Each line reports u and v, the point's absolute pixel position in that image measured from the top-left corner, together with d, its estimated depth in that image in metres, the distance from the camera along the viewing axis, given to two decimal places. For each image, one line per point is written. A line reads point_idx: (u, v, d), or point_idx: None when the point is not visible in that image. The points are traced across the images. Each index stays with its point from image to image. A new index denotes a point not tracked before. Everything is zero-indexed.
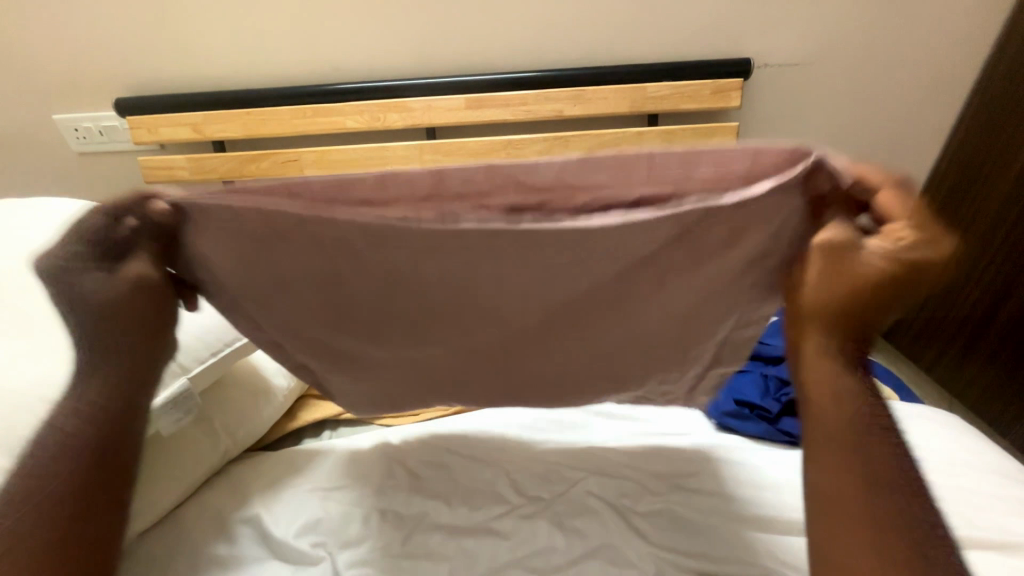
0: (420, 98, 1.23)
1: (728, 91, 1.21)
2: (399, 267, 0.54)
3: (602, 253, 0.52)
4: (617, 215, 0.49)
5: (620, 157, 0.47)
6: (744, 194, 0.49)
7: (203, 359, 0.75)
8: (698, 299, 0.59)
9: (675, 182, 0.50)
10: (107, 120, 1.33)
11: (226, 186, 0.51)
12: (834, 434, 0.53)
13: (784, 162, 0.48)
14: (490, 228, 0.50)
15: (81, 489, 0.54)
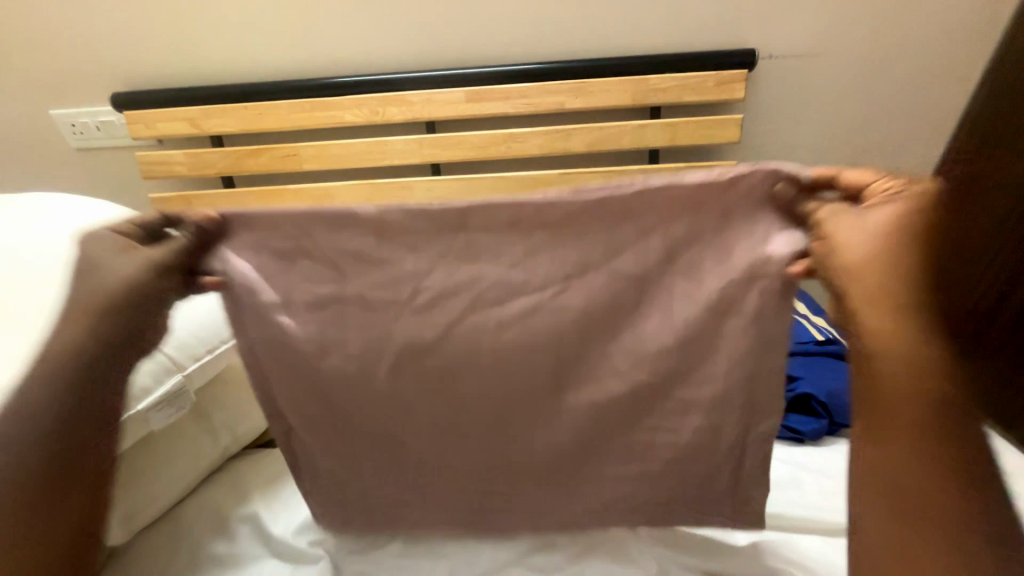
0: (419, 91, 1.21)
1: (731, 83, 1.19)
2: (417, 300, 0.60)
3: (594, 277, 0.59)
4: (610, 241, 0.58)
5: (613, 196, 0.55)
6: (714, 226, 0.56)
7: (198, 355, 0.74)
8: (694, 330, 0.60)
9: (657, 218, 0.56)
10: (105, 115, 1.32)
11: (281, 219, 0.59)
12: (904, 436, 0.48)
13: (761, 185, 0.54)
14: (499, 253, 0.58)
15: (44, 466, 0.55)
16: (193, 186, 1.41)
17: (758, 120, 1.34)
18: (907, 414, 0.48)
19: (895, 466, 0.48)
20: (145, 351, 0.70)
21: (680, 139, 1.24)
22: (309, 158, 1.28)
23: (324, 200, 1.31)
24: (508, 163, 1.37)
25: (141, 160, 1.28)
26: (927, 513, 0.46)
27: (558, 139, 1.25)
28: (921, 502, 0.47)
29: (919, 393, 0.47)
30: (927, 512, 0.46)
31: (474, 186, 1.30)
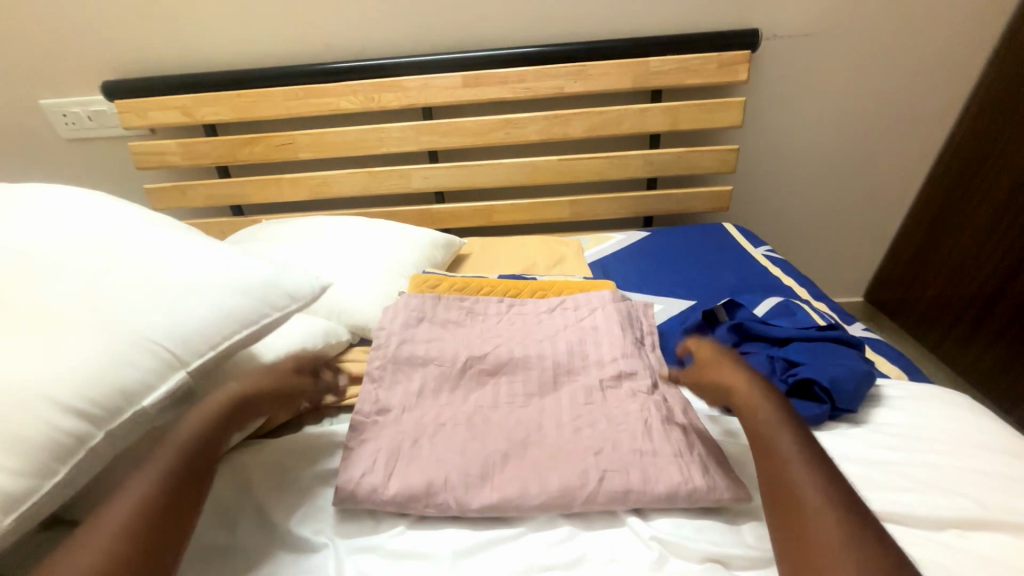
0: (415, 76, 1.19)
1: (734, 64, 1.16)
2: (464, 348, 0.79)
3: (544, 338, 0.81)
4: (559, 319, 0.85)
5: (567, 298, 0.88)
6: (622, 315, 0.85)
7: (202, 351, 0.56)
8: (613, 378, 0.74)
9: (589, 309, 0.85)
10: (95, 104, 1.29)
11: (408, 301, 0.84)
12: (783, 473, 0.50)
13: (636, 307, 0.88)
14: (496, 325, 0.84)
15: (166, 495, 0.47)
16: (187, 176, 1.40)
17: (760, 103, 1.32)
18: (779, 452, 0.51)
19: (782, 503, 0.48)
20: (143, 340, 0.53)
21: (681, 123, 1.21)
22: (304, 146, 1.26)
23: (320, 189, 1.30)
24: (506, 149, 1.35)
25: (134, 150, 1.26)
26: (820, 542, 0.43)
27: (558, 124, 1.23)
28: (816, 529, 0.44)
29: (790, 440, 0.52)
30: (820, 538, 0.44)
31: (472, 173, 1.28)
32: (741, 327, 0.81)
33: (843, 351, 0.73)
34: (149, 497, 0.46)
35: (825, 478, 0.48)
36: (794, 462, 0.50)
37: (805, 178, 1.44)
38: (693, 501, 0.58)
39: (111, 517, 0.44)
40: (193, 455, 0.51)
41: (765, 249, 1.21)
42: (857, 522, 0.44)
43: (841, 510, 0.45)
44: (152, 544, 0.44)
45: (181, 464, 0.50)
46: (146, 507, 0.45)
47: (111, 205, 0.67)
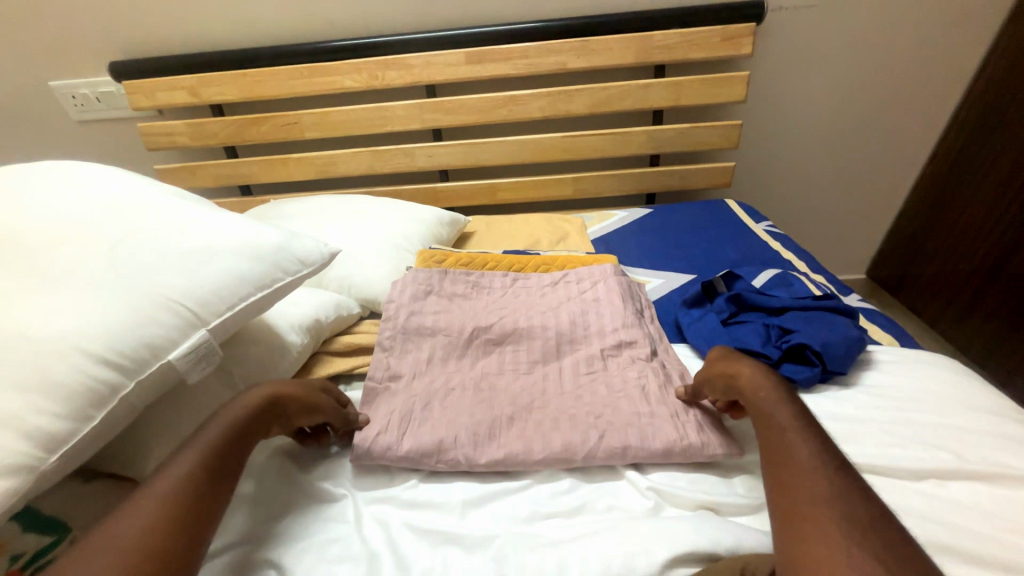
0: (418, 53, 1.19)
1: (738, 37, 1.15)
2: (471, 318, 0.82)
3: (547, 308, 0.84)
4: (561, 291, 0.87)
5: (567, 272, 0.91)
6: (624, 286, 0.87)
7: (221, 312, 0.57)
8: (614, 344, 0.76)
9: (589, 282, 0.88)
10: (104, 86, 1.31)
11: (416, 273, 0.88)
12: (780, 441, 0.51)
13: (631, 282, 0.91)
14: (499, 297, 0.87)
15: (209, 462, 0.48)
16: (196, 157, 1.42)
17: (764, 78, 1.31)
18: (783, 440, 0.50)
19: (777, 467, 0.49)
20: (165, 298, 0.53)
21: (685, 98, 1.22)
22: (309, 125, 1.27)
23: (327, 169, 1.32)
24: (510, 127, 1.36)
25: (144, 131, 1.28)
26: (809, 496, 0.44)
27: (560, 101, 1.23)
28: (807, 485, 0.45)
29: (796, 430, 0.51)
30: (808, 492, 0.45)
31: (476, 151, 1.29)
32: (738, 297, 0.84)
33: (836, 318, 0.76)
34: (201, 462, 0.48)
35: (823, 446, 0.49)
36: (791, 430, 0.51)
37: (809, 153, 1.43)
38: (687, 456, 0.62)
39: (169, 475, 0.46)
40: (241, 431, 0.53)
41: (766, 225, 1.22)
42: (849, 481, 0.45)
43: (834, 471, 0.46)
44: (205, 504, 0.45)
45: (229, 436, 0.52)
46: (197, 470, 0.47)
47: (122, 179, 0.67)
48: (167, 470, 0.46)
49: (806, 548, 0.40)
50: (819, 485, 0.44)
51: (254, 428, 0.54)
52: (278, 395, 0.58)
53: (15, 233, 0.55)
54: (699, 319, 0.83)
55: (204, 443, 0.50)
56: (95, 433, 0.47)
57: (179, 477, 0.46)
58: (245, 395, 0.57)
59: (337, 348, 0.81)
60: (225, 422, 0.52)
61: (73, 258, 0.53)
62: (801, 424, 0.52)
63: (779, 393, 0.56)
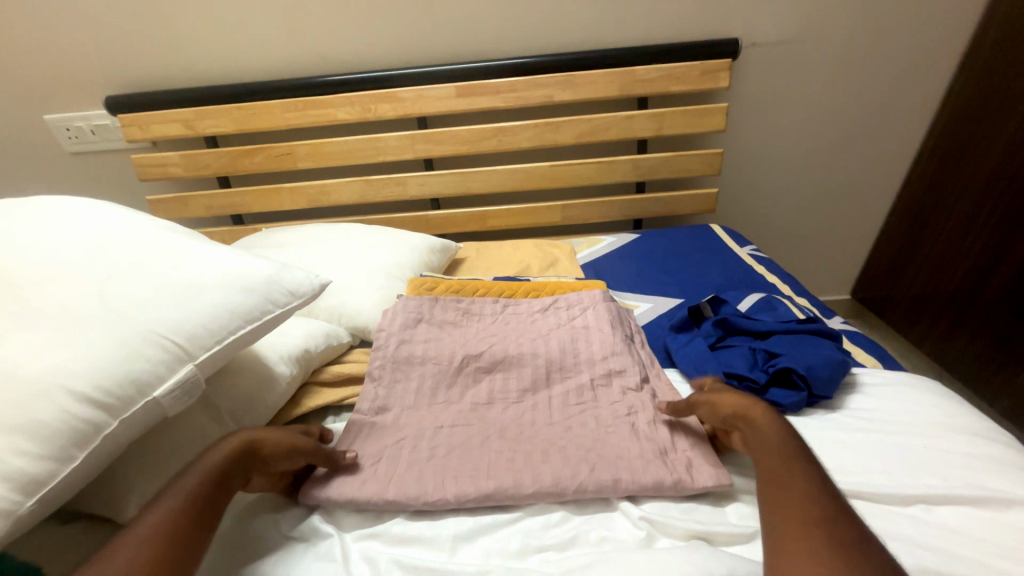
0: (410, 88, 1.23)
1: (716, 72, 1.21)
2: (461, 345, 0.82)
3: (536, 334, 0.85)
4: (551, 316, 0.89)
5: (555, 298, 0.93)
6: (613, 311, 0.88)
7: (209, 346, 0.56)
8: (603, 371, 0.77)
9: (578, 307, 0.89)
10: (98, 119, 1.33)
11: (406, 299, 0.88)
12: (777, 459, 0.52)
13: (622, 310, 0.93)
14: (489, 325, 0.88)
15: (192, 505, 0.48)
16: (189, 186, 1.43)
17: (743, 109, 1.37)
18: (773, 465, 0.52)
19: (771, 480, 0.50)
20: (151, 333, 0.53)
21: (667, 129, 1.26)
22: (302, 156, 1.30)
23: (319, 198, 1.33)
24: (499, 156, 1.40)
25: (137, 162, 1.29)
26: (798, 505, 0.46)
27: (548, 131, 1.27)
28: (794, 500, 0.47)
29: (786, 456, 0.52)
30: (801, 504, 0.46)
31: (467, 180, 1.32)
32: (724, 321, 0.85)
33: (820, 341, 0.78)
34: (180, 510, 0.47)
35: (814, 468, 0.51)
36: (786, 451, 0.53)
37: (788, 179, 1.49)
38: (678, 491, 0.61)
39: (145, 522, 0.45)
40: (220, 480, 0.52)
41: (750, 249, 1.25)
42: (839, 499, 0.47)
43: (825, 488, 0.48)
44: (182, 549, 0.44)
45: (209, 486, 0.50)
46: (175, 518, 0.46)
47: (118, 213, 0.68)
48: (145, 515, 0.46)
49: (795, 551, 0.41)
50: (811, 500, 0.46)
51: (233, 476, 0.53)
52: (258, 441, 0.57)
53: (5, 270, 0.55)
54: (687, 345, 0.84)
55: (184, 490, 0.49)
56: (77, 473, 0.46)
57: (163, 521, 0.45)
58: (227, 438, 0.56)
59: (327, 378, 0.80)
60: (204, 470, 0.52)
61: (61, 295, 0.53)
62: (795, 446, 0.54)
63: (774, 419, 0.58)
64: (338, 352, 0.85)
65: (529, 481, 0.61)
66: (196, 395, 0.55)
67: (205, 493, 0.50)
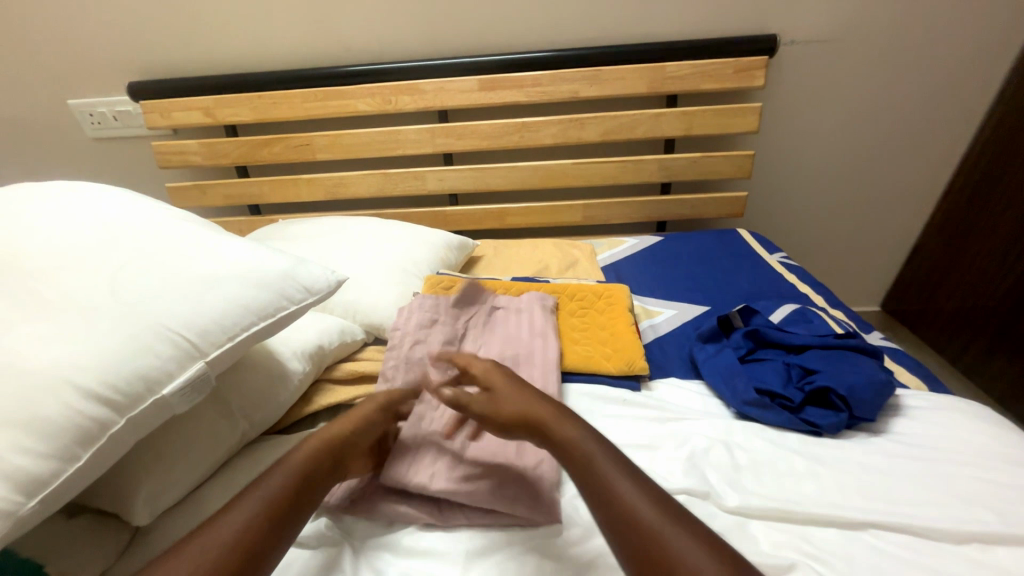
0: (431, 80, 1.20)
1: (751, 69, 1.16)
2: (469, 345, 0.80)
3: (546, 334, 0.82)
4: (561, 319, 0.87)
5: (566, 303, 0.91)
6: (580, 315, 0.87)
7: (221, 342, 0.54)
8: None
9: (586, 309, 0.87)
10: (121, 105, 1.33)
11: (421, 296, 0.87)
12: (607, 479, 0.47)
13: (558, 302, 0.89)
14: (498, 324, 0.85)
15: (275, 500, 0.48)
16: (208, 175, 1.43)
17: (777, 109, 1.31)
18: (610, 484, 0.47)
19: (617, 519, 0.44)
20: (162, 329, 0.51)
21: (696, 128, 1.21)
22: (321, 147, 1.28)
23: (336, 190, 1.32)
24: (520, 153, 1.36)
25: (158, 150, 1.29)
26: (655, 526, 0.43)
27: (572, 128, 1.23)
28: (649, 532, 0.42)
29: (612, 469, 0.48)
30: (662, 533, 0.42)
31: (487, 176, 1.29)
32: (755, 333, 0.81)
33: (861, 358, 0.73)
34: (261, 511, 0.46)
35: (628, 467, 0.49)
36: (598, 458, 0.50)
37: (821, 183, 1.42)
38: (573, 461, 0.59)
39: (231, 518, 0.45)
40: (306, 478, 0.51)
41: (780, 256, 1.19)
42: (664, 501, 0.45)
43: (648, 491, 0.46)
44: (252, 545, 0.44)
45: (296, 482, 0.50)
46: (257, 513, 0.46)
47: (131, 200, 0.66)
48: (239, 503, 0.47)
49: None
50: (666, 526, 0.43)
51: (320, 473, 0.53)
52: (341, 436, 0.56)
53: (16, 259, 0.53)
54: (714, 355, 0.80)
55: (272, 489, 0.48)
56: (83, 473, 0.44)
57: (247, 512, 0.46)
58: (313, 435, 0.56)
59: (338, 376, 0.78)
60: (294, 466, 0.51)
61: (67, 288, 0.51)
62: (598, 446, 0.51)
63: (564, 416, 0.56)
64: (352, 349, 0.83)
65: (542, 508, 0.58)
66: (204, 394, 0.53)
67: (291, 496, 0.49)
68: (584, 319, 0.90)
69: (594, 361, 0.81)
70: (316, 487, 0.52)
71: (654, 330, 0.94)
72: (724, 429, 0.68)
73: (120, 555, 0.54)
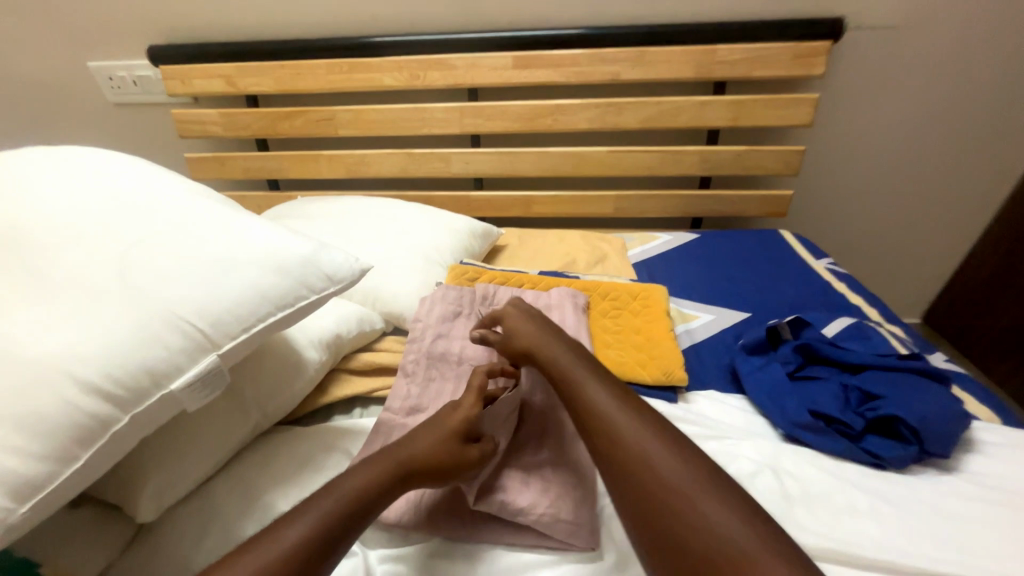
0: (463, 55, 1.13)
1: (811, 57, 1.06)
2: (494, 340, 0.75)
3: (575, 333, 0.77)
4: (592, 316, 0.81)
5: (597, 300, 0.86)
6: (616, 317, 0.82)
7: (235, 334, 0.49)
8: None
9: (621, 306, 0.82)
10: (141, 69, 1.28)
11: (441, 286, 0.82)
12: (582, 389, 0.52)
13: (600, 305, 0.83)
14: None
15: (325, 533, 0.43)
16: (227, 147, 1.38)
17: (832, 102, 1.21)
18: (582, 392, 0.52)
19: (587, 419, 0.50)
20: (171, 315, 0.46)
21: (744, 119, 1.12)
22: (344, 123, 1.21)
23: (357, 168, 1.26)
24: (551, 137, 1.29)
25: (177, 118, 1.24)
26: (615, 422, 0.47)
27: (609, 113, 1.15)
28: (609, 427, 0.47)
29: (588, 380, 0.53)
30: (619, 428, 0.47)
31: (515, 161, 1.22)
32: (807, 347, 0.74)
33: (929, 385, 0.66)
34: (307, 537, 0.42)
35: (692, 458, 0.44)
36: (613, 412, 0.48)
37: (872, 185, 1.32)
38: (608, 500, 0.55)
39: (280, 538, 0.42)
40: (362, 509, 0.46)
41: (827, 262, 1.11)
42: (632, 404, 0.49)
43: (620, 396, 0.50)
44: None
45: (347, 513, 0.45)
46: (303, 547, 0.42)
47: (144, 169, 0.61)
48: (287, 528, 0.43)
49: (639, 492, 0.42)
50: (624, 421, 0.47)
51: (377, 502, 0.48)
52: (408, 461, 0.51)
53: (18, 230, 0.49)
54: (759, 370, 0.73)
55: (328, 504, 0.45)
56: (82, 476, 0.40)
57: (292, 542, 0.42)
58: (376, 458, 0.51)
59: (355, 366, 0.74)
60: (347, 492, 0.47)
61: (67, 265, 0.47)
62: (582, 364, 0.56)
63: (589, 371, 0.54)
64: (370, 339, 0.78)
65: (581, 531, 0.53)
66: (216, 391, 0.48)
67: (345, 516, 0.45)
68: (616, 321, 0.84)
69: (629, 368, 0.75)
70: (375, 507, 0.47)
71: (690, 335, 0.88)
72: (771, 452, 0.62)
73: (124, 549, 0.51)
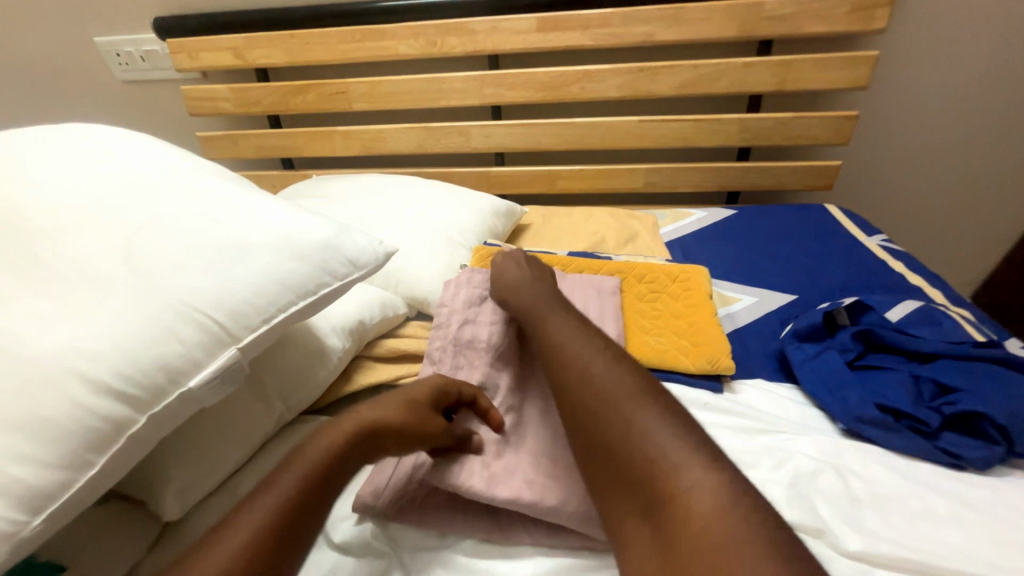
0: (484, 18, 1.04)
1: (871, 9, 0.94)
2: None
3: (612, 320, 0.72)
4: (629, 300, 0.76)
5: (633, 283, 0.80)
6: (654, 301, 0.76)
7: (255, 326, 0.46)
8: None
9: None
10: (148, 44, 1.23)
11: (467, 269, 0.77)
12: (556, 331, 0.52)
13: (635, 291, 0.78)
14: None
15: (295, 504, 0.39)
16: (240, 124, 1.33)
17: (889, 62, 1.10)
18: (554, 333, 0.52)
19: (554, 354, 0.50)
20: (185, 307, 0.42)
21: (791, 82, 1.02)
22: (359, 96, 1.15)
23: (373, 144, 1.20)
24: (578, 107, 1.20)
25: (186, 94, 1.19)
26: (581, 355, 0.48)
27: (642, 79, 1.06)
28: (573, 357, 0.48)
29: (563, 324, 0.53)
30: (581, 358, 0.47)
31: (539, 134, 1.15)
32: (871, 334, 0.67)
33: (1013, 377, 0.59)
34: (274, 510, 0.38)
35: (658, 401, 0.42)
36: (578, 348, 0.49)
37: (928, 154, 1.21)
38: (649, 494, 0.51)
39: (261, 501, 0.38)
40: (330, 472, 0.42)
41: (880, 239, 1.02)
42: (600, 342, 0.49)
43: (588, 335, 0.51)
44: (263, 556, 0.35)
45: (314, 479, 0.41)
46: (272, 521, 0.37)
47: (152, 147, 0.57)
48: (249, 506, 0.38)
49: (596, 413, 0.42)
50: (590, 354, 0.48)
51: (348, 466, 0.44)
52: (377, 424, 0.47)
53: (20, 215, 0.46)
54: (817, 358, 0.67)
55: (308, 462, 0.41)
56: (97, 482, 0.37)
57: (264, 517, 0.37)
58: (340, 420, 0.46)
59: (379, 354, 0.70)
60: (309, 461, 0.42)
61: (73, 254, 0.43)
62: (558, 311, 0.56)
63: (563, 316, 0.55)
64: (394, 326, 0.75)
65: None
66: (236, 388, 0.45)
67: (321, 477, 0.41)
68: (655, 305, 0.78)
69: (671, 355, 0.70)
70: (345, 471, 0.43)
71: (732, 320, 0.82)
72: (831, 450, 0.57)
73: (151, 548, 0.49)
